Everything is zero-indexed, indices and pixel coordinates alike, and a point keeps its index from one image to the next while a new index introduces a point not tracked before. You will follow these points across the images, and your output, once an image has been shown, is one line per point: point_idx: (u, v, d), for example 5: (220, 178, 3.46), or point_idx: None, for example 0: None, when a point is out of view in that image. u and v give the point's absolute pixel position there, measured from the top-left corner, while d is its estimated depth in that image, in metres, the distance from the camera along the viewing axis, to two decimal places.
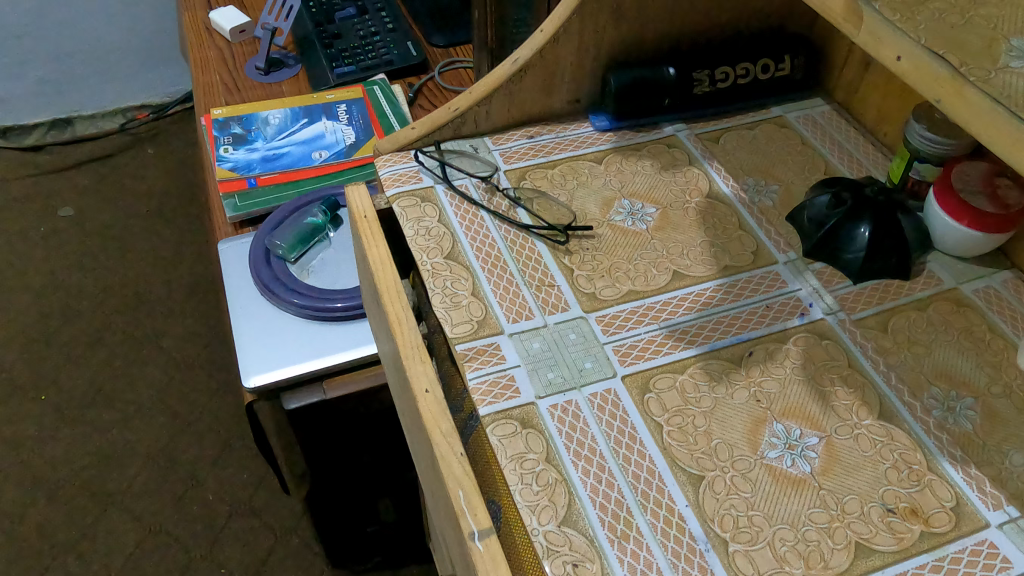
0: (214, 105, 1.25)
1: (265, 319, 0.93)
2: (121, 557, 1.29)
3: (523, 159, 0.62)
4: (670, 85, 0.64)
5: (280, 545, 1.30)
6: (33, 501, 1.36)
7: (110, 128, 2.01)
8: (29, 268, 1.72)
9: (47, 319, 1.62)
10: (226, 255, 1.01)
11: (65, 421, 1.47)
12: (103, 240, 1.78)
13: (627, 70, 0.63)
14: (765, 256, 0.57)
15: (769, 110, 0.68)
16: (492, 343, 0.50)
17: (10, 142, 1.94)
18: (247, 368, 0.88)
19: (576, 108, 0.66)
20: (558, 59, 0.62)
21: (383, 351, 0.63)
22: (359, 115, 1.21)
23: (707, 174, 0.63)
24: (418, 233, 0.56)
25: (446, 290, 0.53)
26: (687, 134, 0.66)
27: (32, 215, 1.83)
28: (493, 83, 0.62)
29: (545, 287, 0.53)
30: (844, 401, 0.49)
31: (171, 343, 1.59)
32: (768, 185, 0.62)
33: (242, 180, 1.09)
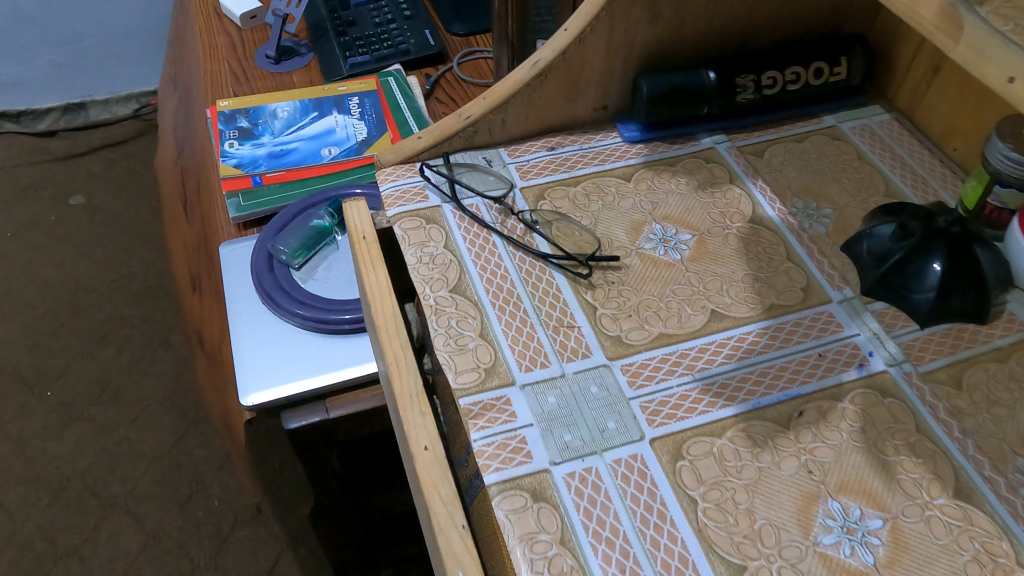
0: (221, 96, 1.18)
1: (266, 331, 0.87)
2: (123, 563, 1.24)
3: (542, 175, 0.55)
4: (710, 92, 0.57)
5: (285, 555, 1.26)
6: (36, 502, 1.32)
7: (124, 114, 1.98)
8: (38, 258, 1.68)
9: (55, 311, 1.58)
10: (227, 260, 0.95)
11: (70, 419, 1.43)
12: (114, 230, 1.74)
13: (662, 75, 0.56)
14: (817, 292, 0.49)
15: (821, 119, 0.61)
16: (501, 396, 0.43)
17: (22, 127, 1.91)
18: (245, 385, 0.82)
19: (602, 116, 0.59)
20: (584, 62, 0.55)
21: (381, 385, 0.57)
22: (372, 108, 1.14)
23: (750, 194, 0.55)
24: (421, 262, 0.50)
25: (450, 331, 0.46)
26: (727, 147, 0.58)
27: (43, 203, 1.79)
28: (509, 88, 0.55)
29: (563, 328, 0.47)
30: (911, 474, 0.42)
31: (179, 339, 1.54)
32: (820, 208, 0.55)
33: (247, 177, 1.03)
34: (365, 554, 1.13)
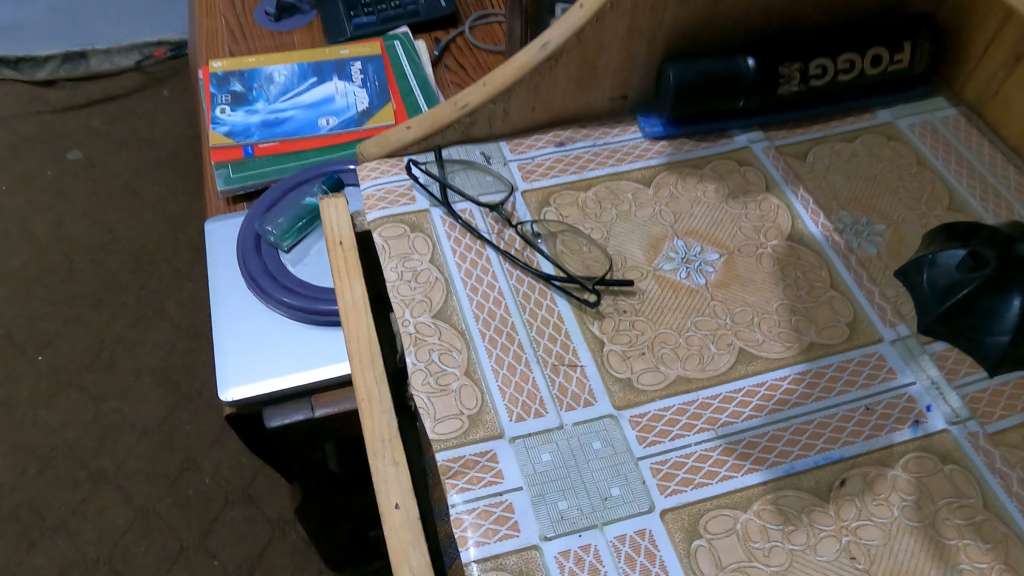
0: (215, 56, 1.11)
1: (251, 319, 0.81)
2: (111, 541, 1.17)
3: (548, 176, 0.48)
4: (747, 82, 0.48)
5: (277, 539, 1.18)
6: (24, 472, 1.23)
7: (126, 65, 1.77)
8: (32, 206, 1.55)
9: (51, 269, 1.47)
10: (213, 238, 0.88)
11: (61, 385, 1.32)
12: (116, 184, 1.59)
13: (692, 62, 0.48)
14: (864, 329, 0.42)
15: (874, 114, 0.52)
16: (486, 451, 0.37)
17: (21, 74, 1.73)
18: (226, 378, 0.76)
19: (620, 106, 0.51)
20: (601, 45, 0.47)
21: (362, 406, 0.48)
22: (375, 75, 1.06)
23: (789, 205, 0.47)
24: (401, 279, 0.42)
25: (431, 366, 0.39)
26: (764, 146, 0.50)
27: (39, 155, 1.62)
28: (513, 74, 0.47)
29: (564, 367, 0.40)
30: (977, 564, 0.35)
31: (175, 307, 1.43)
32: (871, 223, 0.47)
33: (238, 148, 0.96)
34: (355, 547, 1.06)
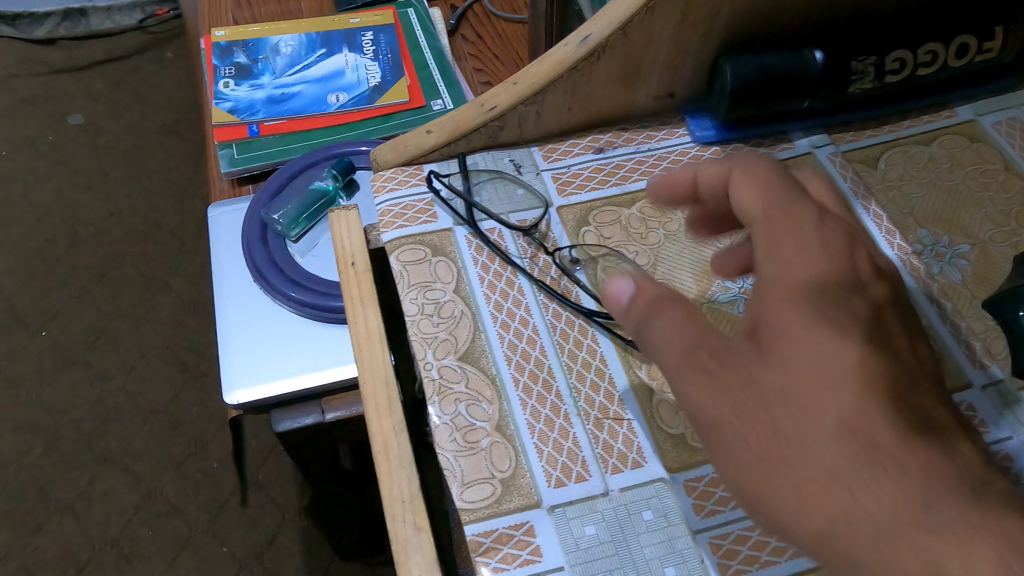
0: (218, 24, 1.03)
1: (257, 314, 0.76)
2: (118, 524, 1.09)
3: (587, 188, 0.43)
4: (816, 80, 0.42)
5: (286, 526, 1.09)
6: (28, 450, 1.15)
7: (127, 24, 1.64)
8: (32, 167, 1.45)
9: (55, 235, 1.37)
10: (216, 224, 0.83)
11: (66, 361, 1.23)
12: (123, 147, 1.48)
13: (752, 57, 0.42)
14: (949, 373, 0.37)
15: (954, 111, 0.46)
16: (522, 523, 0.32)
17: (19, 33, 1.60)
18: (231, 380, 0.71)
19: (666, 105, 0.45)
20: (647, 40, 0.41)
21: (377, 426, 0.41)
22: (388, 47, 0.99)
23: (860, 223, 0.42)
24: (422, 313, 0.38)
25: (458, 419, 0.35)
26: (829, 152, 0.45)
27: (36, 121, 1.50)
28: (550, 72, 0.41)
29: (608, 422, 0.35)
30: None
31: (181, 283, 1.32)
32: (954, 243, 0.41)
33: (243, 126, 0.90)
34: (370, 538, 0.99)
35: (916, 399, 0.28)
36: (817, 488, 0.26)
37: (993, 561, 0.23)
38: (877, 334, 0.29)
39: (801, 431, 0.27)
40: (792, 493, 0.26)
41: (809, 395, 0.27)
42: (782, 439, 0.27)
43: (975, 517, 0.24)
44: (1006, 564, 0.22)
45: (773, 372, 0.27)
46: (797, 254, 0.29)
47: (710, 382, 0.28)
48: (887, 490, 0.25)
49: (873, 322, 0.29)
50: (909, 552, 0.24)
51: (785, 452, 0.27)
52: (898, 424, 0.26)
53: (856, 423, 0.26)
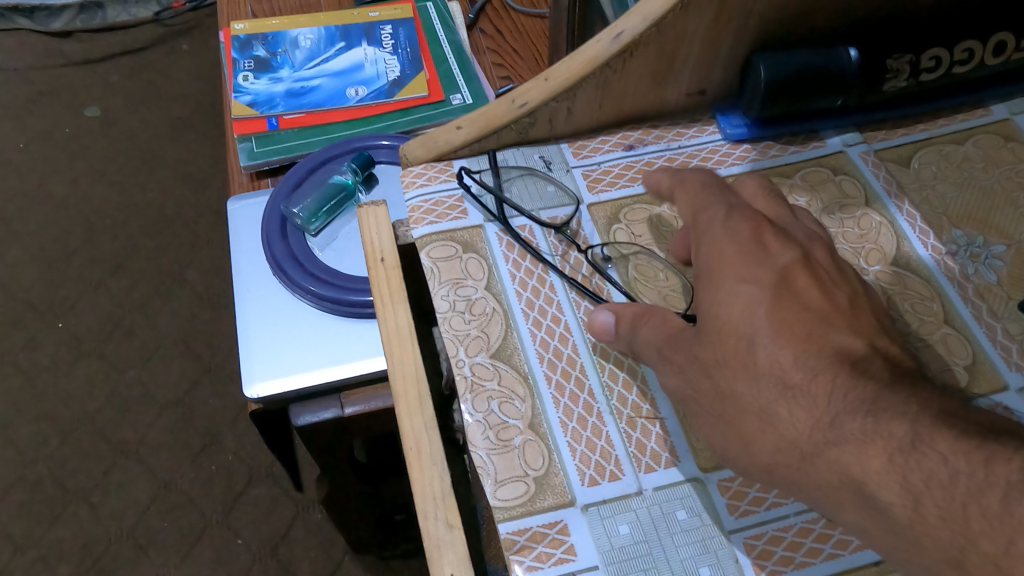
0: (237, 17, 1.03)
1: (276, 308, 0.76)
2: (133, 516, 1.10)
3: (617, 186, 0.43)
4: (851, 78, 0.42)
5: (300, 519, 1.09)
6: (45, 441, 1.16)
7: (144, 17, 1.64)
8: (49, 159, 1.45)
9: (71, 228, 1.37)
10: (235, 218, 0.83)
11: (82, 353, 1.24)
12: (138, 140, 1.48)
13: (788, 53, 0.41)
14: (986, 374, 0.36)
15: (988, 111, 0.46)
16: (556, 521, 0.32)
17: (36, 26, 1.61)
18: (250, 373, 0.71)
19: (697, 102, 0.45)
20: (682, 36, 0.41)
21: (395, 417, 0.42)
22: (406, 41, 0.99)
23: (893, 223, 0.41)
24: (453, 310, 0.38)
25: (491, 417, 0.35)
26: (861, 150, 0.44)
27: (53, 113, 1.51)
28: (582, 69, 0.41)
29: (641, 421, 0.35)
30: None
31: (197, 275, 1.32)
32: (989, 244, 0.41)
33: (262, 119, 0.90)
34: (384, 532, 0.98)
35: (831, 336, 0.31)
36: (753, 435, 0.30)
37: (883, 461, 0.26)
38: (788, 287, 0.32)
39: (731, 387, 0.31)
40: (739, 445, 0.31)
41: (732, 356, 0.31)
42: (721, 399, 0.31)
43: (873, 426, 0.27)
44: (894, 464, 0.26)
45: (707, 349, 0.32)
46: (724, 238, 0.34)
47: (671, 367, 0.33)
48: (803, 417, 0.29)
49: (784, 279, 0.33)
50: (826, 466, 0.28)
51: (726, 408, 0.31)
52: (810, 361, 0.30)
53: (770, 369, 0.30)
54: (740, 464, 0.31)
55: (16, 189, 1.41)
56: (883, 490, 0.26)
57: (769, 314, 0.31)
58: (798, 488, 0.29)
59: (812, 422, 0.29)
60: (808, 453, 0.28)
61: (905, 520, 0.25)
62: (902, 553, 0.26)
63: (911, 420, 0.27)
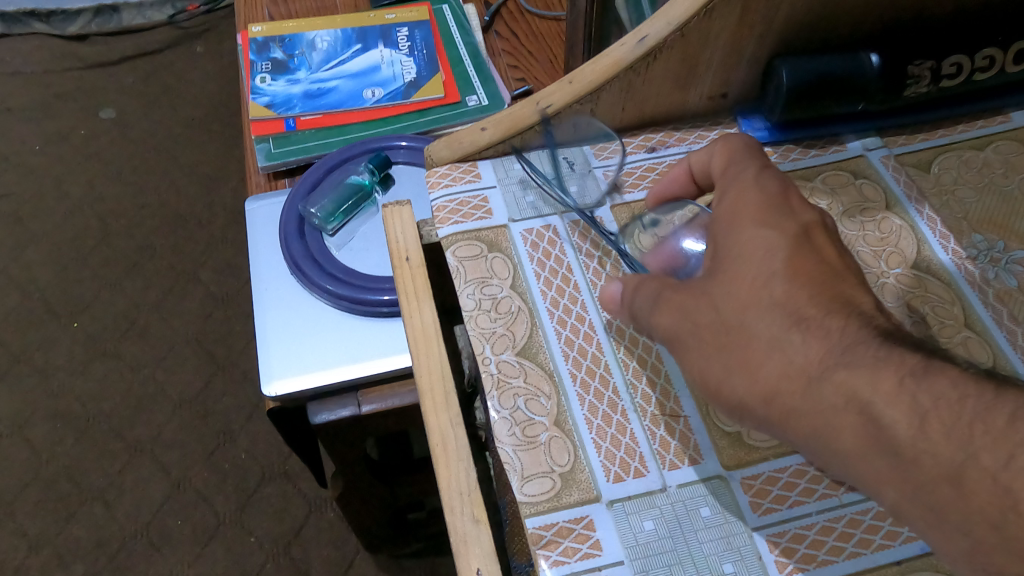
0: (254, 20, 1.04)
1: (294, 307, 0.77)
2: (147, 513, 1.10)
3: (640, 188, 0.43)
4: (872, 83, 0.42)
5: (313, 518, 1.10)
6: (61, 439, 1.17)
7: (159, 22, 1.64)
8: (65, 159, 1.46)
9: (87, 228, 1.38)
10: (254, 217, 0.84)
11: (98, 352, 1.25)
12: (153, 141, 1.49)
13: (809, 58, 0.42)
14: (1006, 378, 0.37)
15: (1007, 117, 0.46)
16: (582, 517, 0.33)
17: (52, 29, 1.62)
18: (269, 372, 0.72)
19: (718, 105, 0.46)
20: (706, 40, 0.41)
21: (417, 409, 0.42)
22: (423, 43, 1.00)
23: (914, 227, 0.42)
24: (479, 309, 0.38)
25: (517, 413, 0.35)
26: (881, 155, 0.45)
27: (70, 114, 1.52)
28: (607, 71, 0.42)
29: (665, 419, 0.35)
30: None
31: (211, 275, 1.33)
32: (1009, 249, 0.41)
33: (280, 120, 0.91)
34: (397, 530, 0.99)
35: (839, 290, 0.31)
36: (756, 360, 0.30)
37: (894, 383, 0.26)
38: (809, 242, 0.32)
39: (741, 320, 0.31)
40: (739, 374, 0.31)
41: (746, 293, 0.31)
42: (728, 330, 0.32)
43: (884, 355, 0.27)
44: None
45: (720, 287, 0.32)
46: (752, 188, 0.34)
47: (671, 301, 0.34)
48: (816, 346, 0.29)
49: (806, 234, 0.33)
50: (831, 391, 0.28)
51: (731, 340, 0.31)
52: None
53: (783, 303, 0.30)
54: (737, 396, 0.31)
55: (33, 189, 1.43)
56: (877, 435, 0.27)
57: (786, 260, 0.31)
58: (795, 421, 0.29)
59: (816, 355, 0.29)
60: (814, 377, 0.29)
61: (928, 518, 0.26)
62: (901, 482, 0.26)
63: (925, 359, 0.27)
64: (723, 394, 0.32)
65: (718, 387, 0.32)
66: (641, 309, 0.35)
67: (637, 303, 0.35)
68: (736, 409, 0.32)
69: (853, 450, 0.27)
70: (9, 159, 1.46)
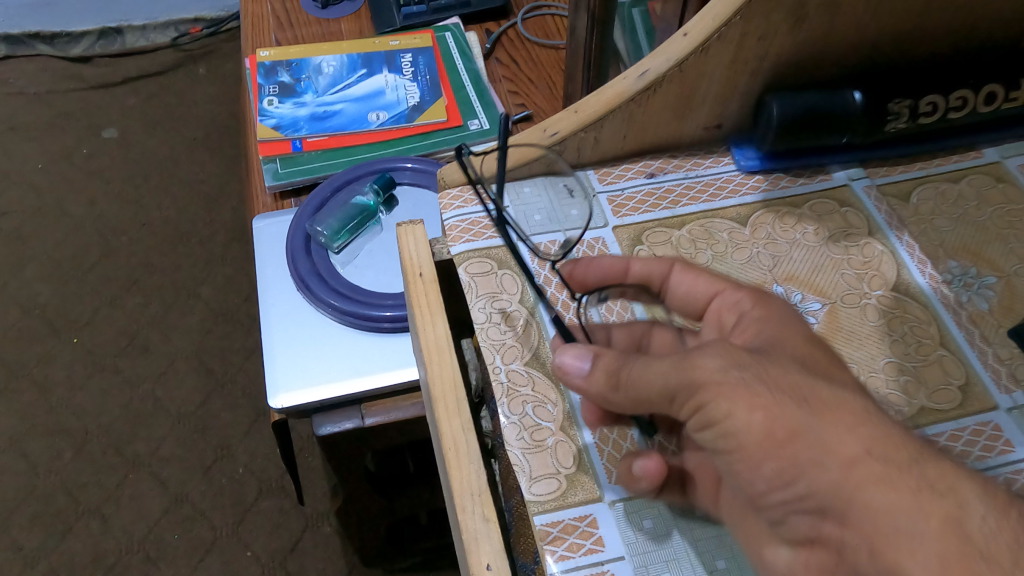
0: (261, 44, 1.07)
1: (299, 322, 0.79)
2: (145, 527, 1.12)
3: (640, 210, 0.47)
4: (855, 118, 0.46)
5: (309, 532, 1.11)
6: (59, 454, 1.18)
7: (162, 43, 1.69)
8: (68, 178, 1.49)
9: (89, 245, 1.40)
10: (261, 235, 0.87)
11: (97, 368, 1.27)
12: (156, 161, 1.52)
13: (797, 94, 0.45)
14: (979, 395, 0.39)
15: (980, 152, 0.49)
16: (587, 515, 0.35)
17: (57, 51, 1.65)
18: (275, 385, 0.74)
19: (713, 135, 0.49)
20: (702, 75, 0.44)
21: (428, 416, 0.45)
22: (426, 69, 1.03)
23: (894, 252, 0.45)
24: (490, 321, 0.41)
25: (526, 419, 0.38)
26: (864, 185, 0.48)
27: (73, 134, 1.55)
28: (609, 102, 0.45)
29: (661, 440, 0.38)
30: None
31: (211, 292, 1.35)
32: (981, 275, 0.44)
33: (286, 142, 0.94)
34: (393, 543, 1.00)
35: None
36: (842, 430, 0.28)
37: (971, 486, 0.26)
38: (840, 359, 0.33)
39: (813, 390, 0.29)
40: (822, 436, 0.28)
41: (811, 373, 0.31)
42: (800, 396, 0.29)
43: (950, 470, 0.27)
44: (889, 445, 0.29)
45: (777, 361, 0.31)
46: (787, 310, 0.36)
47: (718, 351, 0.31)
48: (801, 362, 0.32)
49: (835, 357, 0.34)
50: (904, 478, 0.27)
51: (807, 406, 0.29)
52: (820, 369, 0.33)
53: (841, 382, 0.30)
54: (810, 458, 0.28)
55: (36, 207, 1.45)
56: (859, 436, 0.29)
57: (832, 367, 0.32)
58: (872, 496, 0.27)
59: (905, 447, 0.27)
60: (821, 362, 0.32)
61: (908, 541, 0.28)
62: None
63: None
64: (794, 451, 0.28)
65: (786, 443, 0.28)
66: (634, 365, 0.34)
67: (635, 359, 0.34)
68: (799, 473, 0.28)
69: (931, 537, 0.25)
70: (12, 177, 1.48)
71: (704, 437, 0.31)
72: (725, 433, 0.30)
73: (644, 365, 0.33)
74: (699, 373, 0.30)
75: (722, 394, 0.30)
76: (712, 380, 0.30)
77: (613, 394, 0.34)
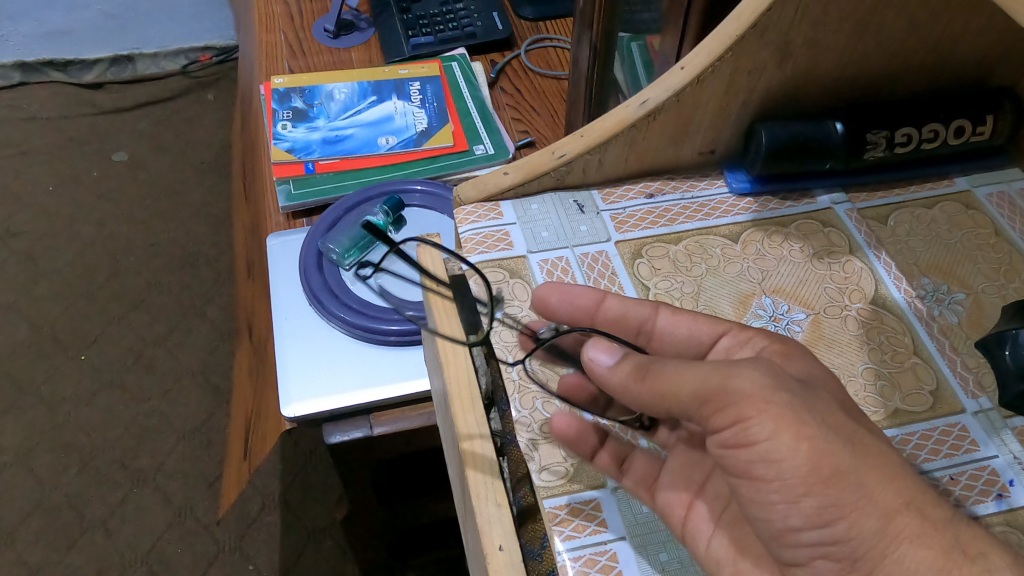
0: (276, 72, 1.12)
1: (311, 335, 0.83)
2: (149, 540, 1.13)
3: (640, 227, 0.50)
4: (836, 147, 0.50)
5: (311, 547, 1.13)
6: (65, 469, 1.20)
7: (173, 70, 1.74)
8: (78, 199, 1.52)
9: (98, 265, 1.43)
10: (275, 252, 0.91)
11: (104, 384, 1.29)
12: (164, 184, 1.55)
13: (783, 124, 0.50)
14: (948, 399, 0.43)
15: (952, 181, 0.54)
16: (591, 500, 0.39)
17: (69, 77, 1.70)
18: (288, 394, 0.77)
19: (707, 160, 0.53)
20: (697, 105, 0.49)
21: (443, 415, 0.49)
22: (433, 96, 1.08)
23: (872, 269, 0.49)
24: (502, 324, 0.46)
25: (535, 414, 0.42)
26: (846, 209, 0.52)
27: (84, 157, 1.59)
28: (612, 128, 0.49)
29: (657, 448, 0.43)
30: None
31: (217, 311, 1.39)
32: (952, 291, 0.48)
33: (299, 164, 0.98)
34: (395, 556, 1.03)
35: None
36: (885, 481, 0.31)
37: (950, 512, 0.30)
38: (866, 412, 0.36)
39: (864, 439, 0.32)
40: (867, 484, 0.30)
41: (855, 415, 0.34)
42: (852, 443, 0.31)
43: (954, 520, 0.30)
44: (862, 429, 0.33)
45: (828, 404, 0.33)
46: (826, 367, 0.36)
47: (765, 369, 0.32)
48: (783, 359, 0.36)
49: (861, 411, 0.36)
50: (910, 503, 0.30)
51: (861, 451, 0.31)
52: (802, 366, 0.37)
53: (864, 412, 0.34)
54: (856, 496, 0.30)
55: (46, 228, 1.48)
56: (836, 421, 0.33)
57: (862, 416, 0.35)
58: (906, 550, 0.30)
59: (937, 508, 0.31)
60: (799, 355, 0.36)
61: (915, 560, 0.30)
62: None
63: None
64: (839, 490, 0.30)
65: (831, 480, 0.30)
66: (665, 365, 0.34)
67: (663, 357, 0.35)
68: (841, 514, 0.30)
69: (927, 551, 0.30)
70: (24, 198, 1.51)
71: (739, 456, 0.32)
72: (766, 456, 0.31)
73: (677, 366, 0.34)
74: (737, 386, 0.31)
75: (761, 410, 0.31)
76: (748, 395, 0.31)
77: (637, 384, 0.35)
